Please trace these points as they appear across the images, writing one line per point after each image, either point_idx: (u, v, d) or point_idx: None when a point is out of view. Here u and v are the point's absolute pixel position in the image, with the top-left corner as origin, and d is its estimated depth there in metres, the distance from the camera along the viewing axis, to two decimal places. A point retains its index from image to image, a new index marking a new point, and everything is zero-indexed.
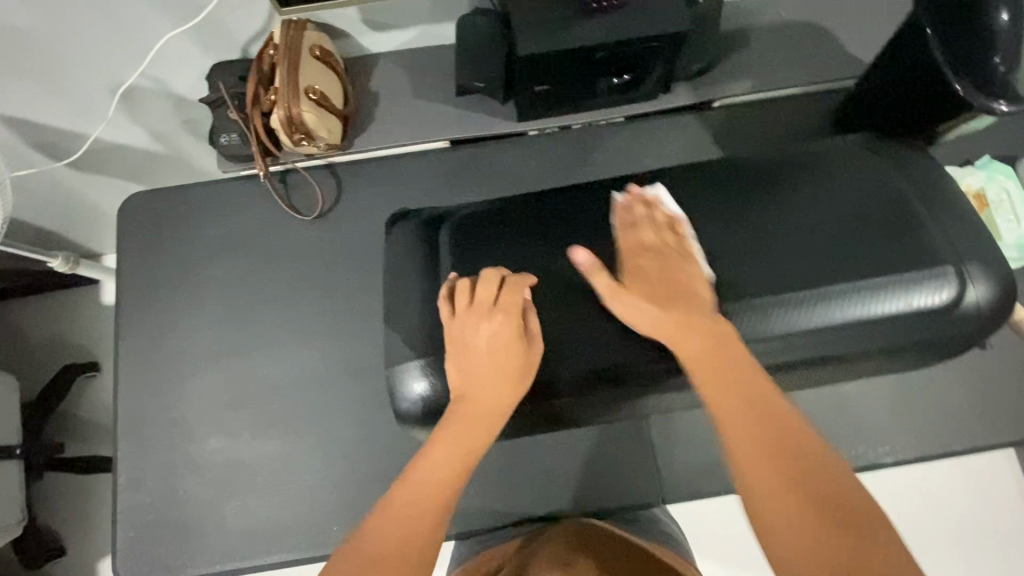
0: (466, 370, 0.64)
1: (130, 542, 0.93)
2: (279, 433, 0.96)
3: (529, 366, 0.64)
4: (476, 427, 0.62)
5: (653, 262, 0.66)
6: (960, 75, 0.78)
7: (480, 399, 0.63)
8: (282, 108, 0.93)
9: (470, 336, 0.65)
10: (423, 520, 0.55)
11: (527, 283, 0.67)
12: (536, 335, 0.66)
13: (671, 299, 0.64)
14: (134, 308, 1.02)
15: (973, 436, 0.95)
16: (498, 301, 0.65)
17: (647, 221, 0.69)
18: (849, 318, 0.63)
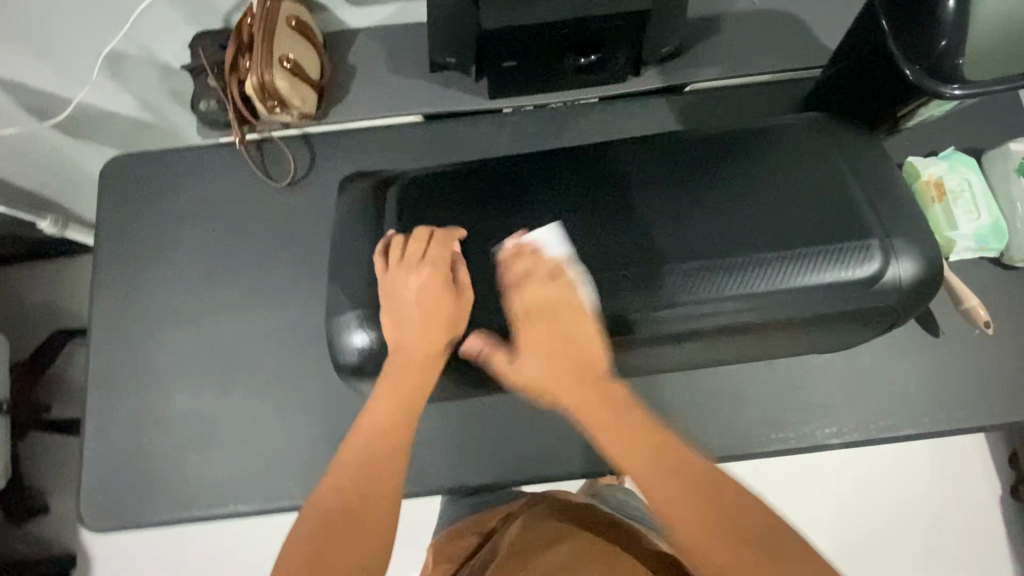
0: (400, 324, 0.67)
1: (95, 487, 0.97)
2: (242, 390, 0.99)
3: (460, 316, 0.67)
4: (415, 376, 0.65)
5: (545, 324, 0.65)
6: (911, 62, 0.80)
7: (413, 349, 0.66)
8: (255, 76, 0.95)
9: (401, 291, 0.67)
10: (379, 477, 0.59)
11: (455, 237, 0.68)
12: (466, 286, 0.68)
13: (561, 357, 0.64)
14: (110, 266, 1.06)
15: (921, 422, 0.96)
16: (426, 254, 0.67)
17: (528, 276, 0.66)
18: (773, 287, 0.65)
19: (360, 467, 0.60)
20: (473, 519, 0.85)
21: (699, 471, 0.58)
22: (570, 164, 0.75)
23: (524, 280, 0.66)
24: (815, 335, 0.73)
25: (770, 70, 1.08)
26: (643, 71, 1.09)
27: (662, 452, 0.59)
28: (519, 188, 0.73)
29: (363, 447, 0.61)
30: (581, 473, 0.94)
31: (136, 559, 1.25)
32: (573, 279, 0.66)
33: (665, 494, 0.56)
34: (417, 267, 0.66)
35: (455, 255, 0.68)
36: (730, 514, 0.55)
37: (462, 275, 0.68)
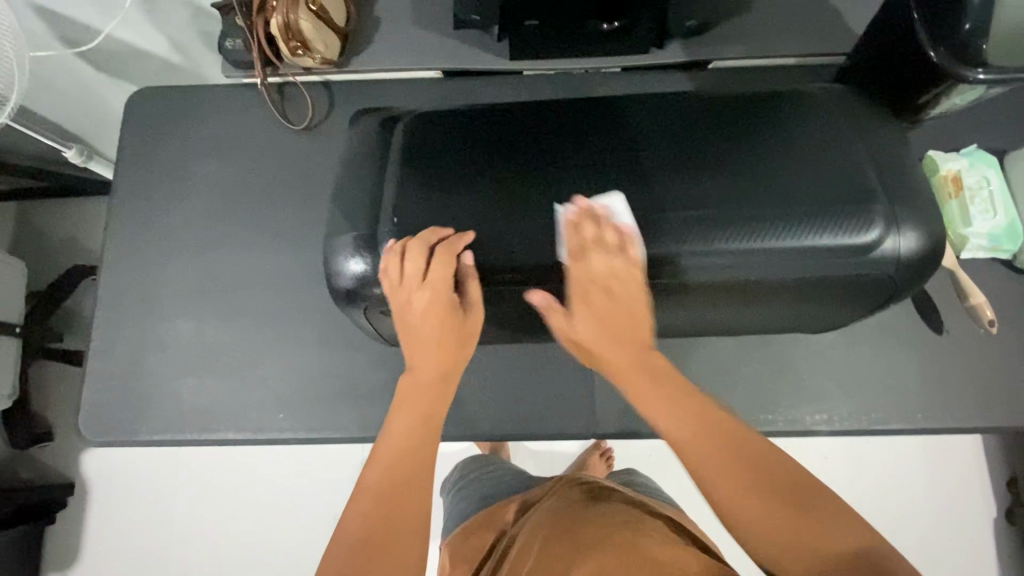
0: (412, 338, 0.70)
1: (94, 402, 1.00)
2: (241, 323, 1.01)
3: (471, 332, 0.71)
4: (429, 395, 0.69)
5: (602, 296, 0.67)
6: (935, 44, 0.79)
7: (427, 366, 0.70)
8: (280, 14, 0.97)
9: (407, 308, 0.69)
10: (401, 494, 0.62)
11: (456, 252, 0.66)
12: (473, 303, 0.70)
13: (607, 319, 0.68)
14: (128, 193, 1.09)
15: (914, 419, 0.95)
16: (428, 275, 0.67)
17: (596, 243, 0.66)
18: (765, 245, 0.65)
19: (385, 484, 0.62)
20: (483, 516, 0.85)
21: (767, 452, 0.61)
22: (577, 116, 0.75)
23: (589, 249, 0.67)
24: (807, 302, 0.73)
25: (795, 53, 1.07)
26: (667, 44, 1.08)
27: (719, 428, 0.62)
28: (526, 135, 0.73)
29: (384, 465, 0.64)
30: (565, 433, 0.94)
31: (131, 485, 1.29)
32: (638, 253, 0.67)
33: (712, 463, 0.60)
34: (420, 289, 0.67)
35: (466, 270, 0.68)
36: (791, 488, 0.58)
37: (469, 292, 0.69)
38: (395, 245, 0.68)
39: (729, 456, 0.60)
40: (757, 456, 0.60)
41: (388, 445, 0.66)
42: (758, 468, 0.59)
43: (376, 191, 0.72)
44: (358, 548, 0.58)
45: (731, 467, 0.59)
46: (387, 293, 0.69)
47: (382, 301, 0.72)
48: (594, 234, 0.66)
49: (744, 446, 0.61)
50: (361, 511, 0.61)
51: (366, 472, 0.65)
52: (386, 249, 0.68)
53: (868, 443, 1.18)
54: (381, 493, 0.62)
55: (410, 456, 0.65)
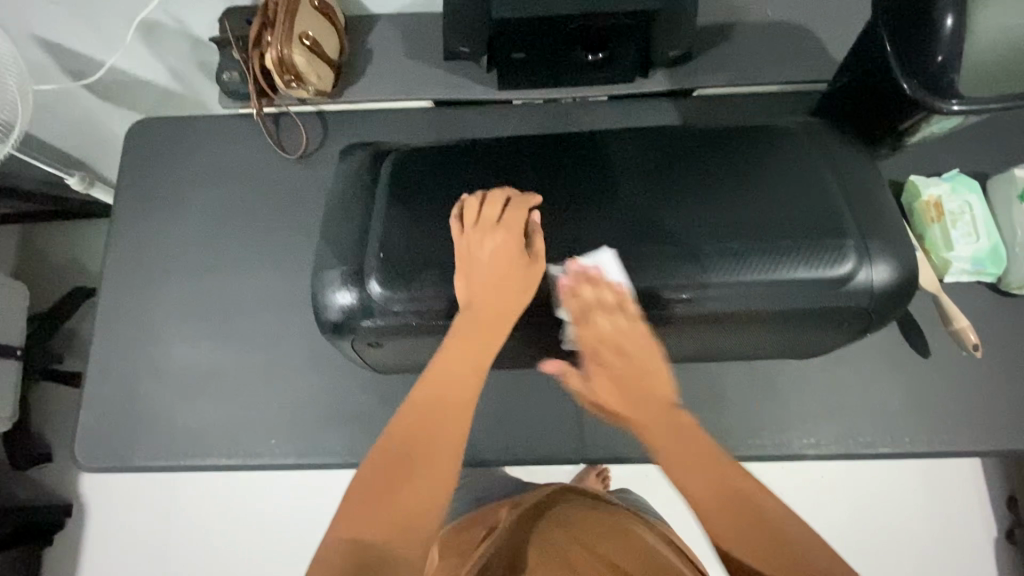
0: (472, 281, 0.67)
1: (88, 428, 1.01)
2: (235, 349, 1.03)
3: (533, 279, 0.68)
4: (485, 332, 0.65)
5: (614, 355, 0.69)
6: (909, 75, 0.80)
7: (489, 305, 0.66)
8: (274, 49, 1.00)
9: (476, 251, 0.67)
10: (442, 425, 0.59)
11: (531, 203, 0.70)
12: (539, 253, 0.69)
13: (628, 384, 0.67)
14: (126, 221, 1.11)
15: (902, 442, 0.95)
16: (503, 217, 0.68)
17: (597, 305, 0.68)
18: (742, 277, 0.66)
19: (423, 413, 0.60)
20: (471, 518, 0.83)
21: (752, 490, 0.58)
22: (560, 151, 0.77)
23: (593, 311, 0.68)
24: (786, 333, 0.74)
25: (777, 80, 1.10)
26: (652, 73, 1.10)
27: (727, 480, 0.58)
28: (510, 170, 0.76)
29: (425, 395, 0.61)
30: (553, 458, 0.95)
31: (129, 507, 1.29)
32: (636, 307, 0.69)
33: (687, 479, 0.59)
34: (496, 229, 0.67)
35: (532, 226, 0.70)
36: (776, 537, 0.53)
37: (537, 242, 0.69)
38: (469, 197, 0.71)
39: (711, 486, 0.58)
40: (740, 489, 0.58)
41: (433, 374, 0.63)
42: (734, 495, 0.57)
43: (363, 224, 0.73)
44: (393, 469, 0.56)
45: (724, 500, 0.57)
46: (453, 240, 0.69)
47: (369, 334, 0.72)
48: (593, 298, 0.67)
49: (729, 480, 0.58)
50: (399, 432, 0.59)
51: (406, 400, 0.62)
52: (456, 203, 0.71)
53: (863, 467, 1.18)
54: (423, 418, 0.59)
55: (459, 390, 0.62)
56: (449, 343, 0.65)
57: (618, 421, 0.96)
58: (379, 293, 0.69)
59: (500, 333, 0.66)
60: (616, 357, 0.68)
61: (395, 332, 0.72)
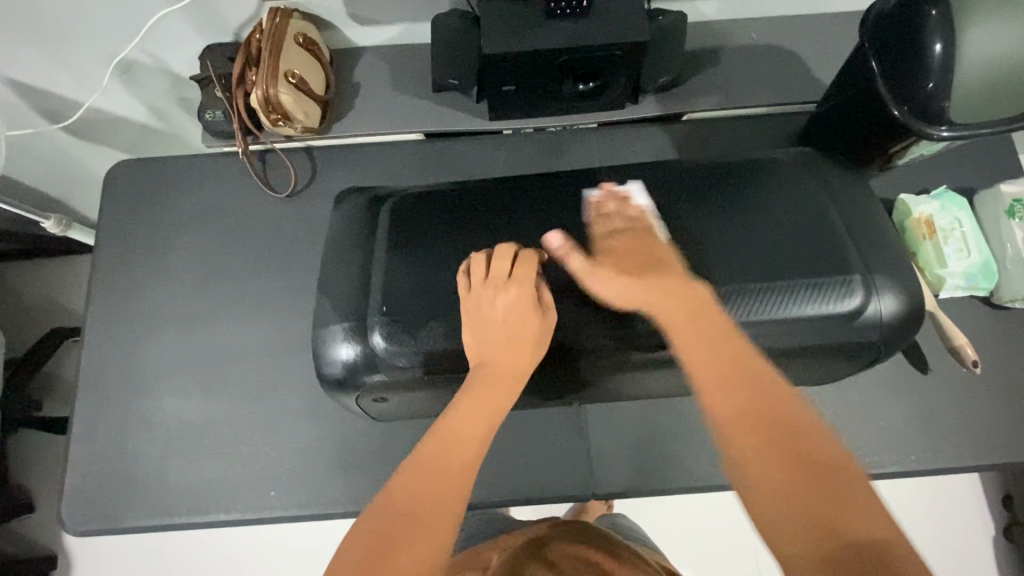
0: (482, 339, 0.66)
1: (77, 489, 0.97)
2: (229, 397, 1.00)
3: (544, 335, 0.67)
4: (497, 387, 0.63)
5: (624, 246, 0.68)
6: (898, 101, 0.82)
7: (500, 362, 0.65)
8: (260, 89, 0.98)
9: (487, 308, 0.66)
10: (446, 477, 0.56)
11: (539, 258, 0.69)
12: (550, 305, 0.68)
13: (641, 270, 0.65)
14: (109, 267, 1.07)
15: (907, 460, 0.96)
16: (513, 275, 0.67)
17: (619, 214, 0.71)
18: (757, 316, 0.66)
19: (428, 464, 0.57)
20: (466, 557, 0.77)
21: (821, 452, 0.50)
22: (561, 193, 0.77)
23: (612, 216, 0.72)
24: (796, 369, 0.74)
25: (764, 103, 1.11)
26: (641, 99, 1.11)
27: (757, 386, 0.55)
28: (512, 215, 0.75)
29: (435, 446, 0.59)
30: (564, 495, 0.94)
31: (119, 561, 1.24)
32: (652, 219, 0.71)
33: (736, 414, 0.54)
34: (507, 286, 0.66)
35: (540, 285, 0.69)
36: (825, 469, 0.49)
37: (546, 295, 0.68)
38: (476, 254, 0.70)
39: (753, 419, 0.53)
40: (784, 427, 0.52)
41: (445, 426, 0.60)
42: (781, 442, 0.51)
43: (365, 273, 0.71)
44: (394, 524, 0.53)
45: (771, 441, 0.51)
46: (459, 299, 0.67)
47: (373, 388, 0.70)
48: (618, 211, 0.72)
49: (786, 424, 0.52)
50: (405, 482, 0.56)
51: (415, 450, 0.60)
52: (463, 260, 0.70)
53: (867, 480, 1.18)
54: (427, 471, 0.57)
55: (466, 445, 0.59)
56: (460, 398, 0.63)
57: (625, 454, 0.95)
58: (383, 345, 0.67)
59: (513, 391, 0.64)
60: (625, 247, 0.68)
61: (400, 385, 0.70)
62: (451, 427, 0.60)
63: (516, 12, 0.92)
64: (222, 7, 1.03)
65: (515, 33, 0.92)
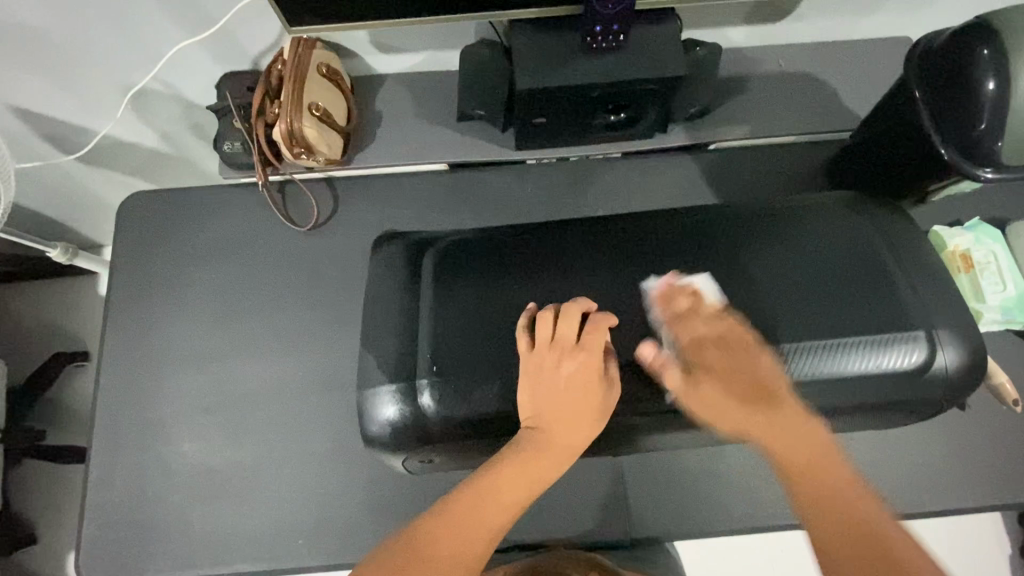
0: (540, 407, 0.62)
1: (95, 539, 0.93)
2: (252, 441, 0.97)
3: (605, 407, 0.63)
4: (548, 462, 0.60)
5: (715, 353, 0.63)
6: (946, 140, 0.80)
7: (559, 434, 0.61)
8: (283, 122, 0.95)
9: (550, 373, 0.63)
10: (472, 538, 0.53)
11: (611, 323, 0.66)
12: (614, 376, 0.65)
13: (739, 379, 0.61)
14: (124, 305, 1.04)
15: (948, 499, 0.94)
16: (581, 339, 0.64)
17: (692, 309, 0.67)
18: (819, 375, 0.65)
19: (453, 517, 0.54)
20: None
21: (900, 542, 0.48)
22: (607, 242, 0.75)
23: (691, 312, 0.66)
24: (852, 423, 0.72)
25: (795, 132, 1.09)
26: (670, 128, 1.09)
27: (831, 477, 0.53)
28: (561, 266, 0.73)
29: (466, 502, 0.55)
30: (601, 540, 0.91)
31: None
32: (739, 316, 0.66)
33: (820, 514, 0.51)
34: (575, 353, 0.63)
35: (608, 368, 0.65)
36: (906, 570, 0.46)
37: (612, 366, 0.65)
38: (537, 309, 0.68)
39: (838, 517, 0.50)
40: (865, 525, 0.49)
41: (481, 482, 0.57)
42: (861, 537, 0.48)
43: (409, 328, 0.69)
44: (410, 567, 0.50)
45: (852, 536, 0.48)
46: (520, 358, 0.65)
47: (418, 450, 0.67)
48: (689, 305, 0.67)
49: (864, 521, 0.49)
50: (430, 525, 0.54)
51: (449, 496, 0.57)
52: (522, 314, 0.67)
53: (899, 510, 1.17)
54: (456, 520, 0.54)
55: (499, 510, 0.56)
56: (504, 458, 0.60)
57: (663, 497, 0.93)
58: (431, 407, 0.65)
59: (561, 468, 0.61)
60: (718, 355, 0.63)
61: (446, 447, 0.67)
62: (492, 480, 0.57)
63: (548, 44, 0.90)
64: (240, 35, 0.99)
65: (548, 67, 0.90)
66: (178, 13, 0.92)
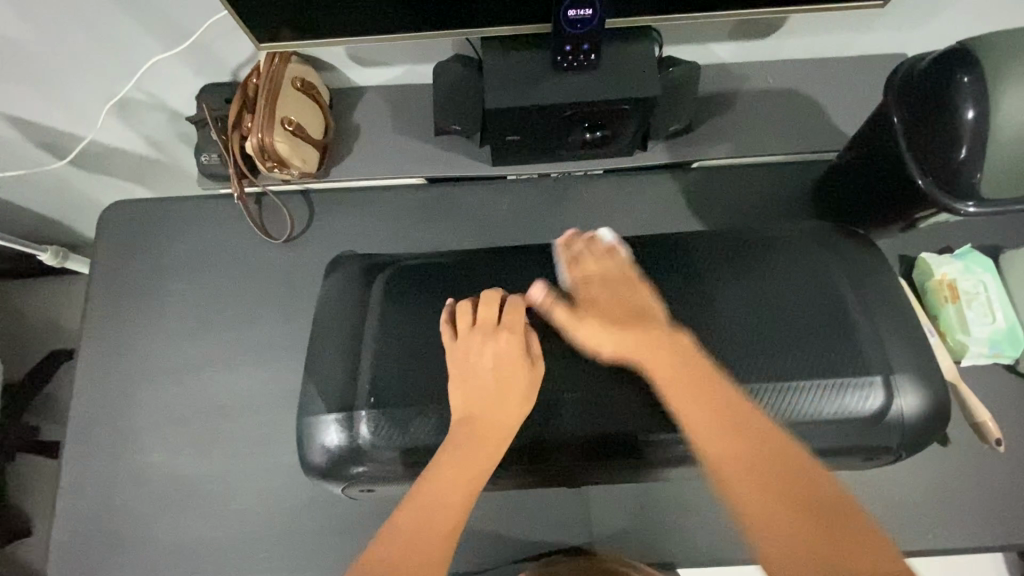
0: (470, 393, 0.68)
1: (65, 544, 0.95)
2: (219, 453, 0.97)
3: (534, 384, 0.69)
4: (481, 449, 0.65)
5: (601, 291, 0.74)
6: (923, 170, 0.77)
7: (489, 419, 0.66)
8: (255, 136, 0.94)
9: (475, 355, 0.69)
10: (433, 538, 0.60)
11: (527, 304, 0.73)
12: (538, 357, 0.71)
13: (620, 312, 0.71)
14: (101, 313, 1.05)
15: (926, 537, 0.91)
16: (502, 321, 0.72)
17: (586, 252, 0.78)
18: (779, 417, 0.68)
19: (414, 536, 0.60)
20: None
21: (798, 465, 0.61)
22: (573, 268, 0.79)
23: (582, 255, 0.77)
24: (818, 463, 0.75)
25: (781, 152, 1.06)
26: (651, 146, 1.06)
27: (728, 405, 0.64)
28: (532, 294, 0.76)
29: (415, 513, 0.62)
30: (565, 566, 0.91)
31: None
32: (626, 257, 0.77)
33: (717, 439, 0.63)
34: (496, 333, 0.71)
35: (533, 354, 0.71)
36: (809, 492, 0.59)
37: (535, 346, 0.71)
38: (456, 303, 0.74)
39: (736, 450, 0.62)
40: (765, 447, 0.62)
41: (423, 491, 0.63)
42: (762, 456, 0.61)
43: (353, 359, 0.72)
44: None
45: (754, 466, 0.61)
46: (446, 347, 0.71)
47: (356, 477, 0.71)
48: (585, 250, 0.78)
49: (760, 441, 0.62)
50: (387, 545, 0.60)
51: (396, 514, 0.63)
52: (444, 309, 0.74)
53: None
54: (413, 536, 0.60)
55: (447, 510, 0.62)
56: (441, 460, 0.65)
57: (627, 524, 0.94)
58: (367, 439, 0.69)
59: (498, 448, 0.66)
60: (603, 293, 0.74)
61: (381, 476, 0.71)
62: (432, 491, 0.63)
63: (519, 63, 0.89)
64: (216, 47, 0.99)
65: (520, 86, 0.88)
66: (153, 27, 0.93)
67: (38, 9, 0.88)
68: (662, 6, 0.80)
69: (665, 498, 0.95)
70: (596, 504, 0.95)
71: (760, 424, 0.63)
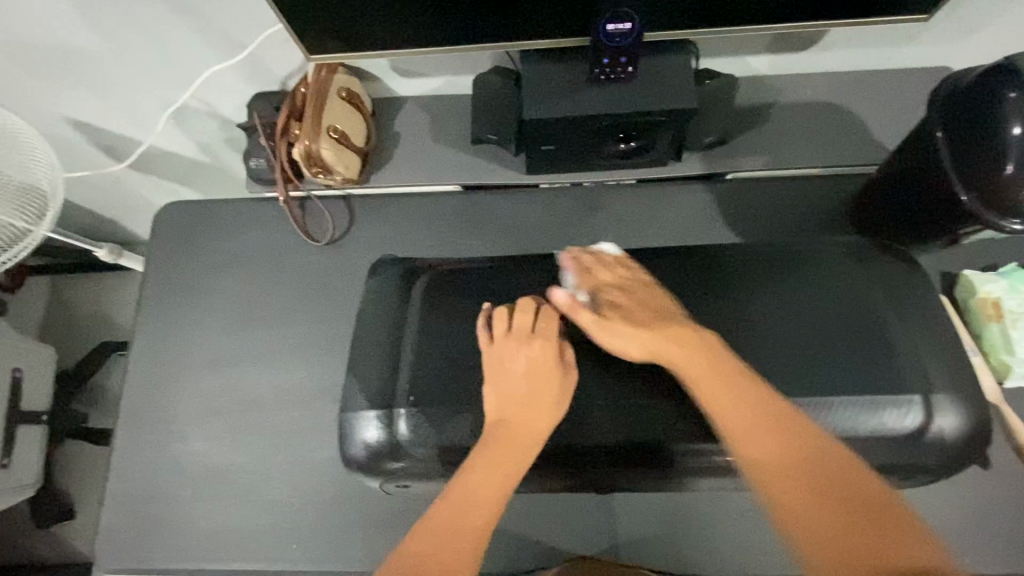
0: (503, 395, 0.70)
1: (113, 525, 1.00)
2: (258, 446, 1.01)
3: (565, 391, 0.70)
4: (511, 450, 0.66)
5: (619, 295, 0.74)
6: (967, 186, 0.77)
7: (520, 421, 0.68)
8: (303, 143, 0.98)
9: (510, 358, 0.71)
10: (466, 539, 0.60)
11: (560, 311, 0.74)
12: (571, 363, 0.72)
13: (649, 314, 0.72)
14: (153, 308, 1.11)
15: (963, 563, 0.88)
16: (536, 326, 0.73)
17: (599, 265, 0.78)
18: None
19: (448, 533, 0.60)
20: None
21: (845, 465, 0.59)
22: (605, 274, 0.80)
23: (591, 266, 0.78)
24: None
25: (818, 165, 1.05)
26: (685, 157, 1.06)
27: (753, 396, 0.63)
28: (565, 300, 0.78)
29: (449, 510, 0.62)
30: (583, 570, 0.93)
31: None
32: (636, 266, 0.78)
33: (748, 432, 0.62)
34: (530, 339, 0.72)
35: (566, 359, 0.72)
36: (863, 498, 0.57)
37: (569, 353, 0.72)
38: (493, 306, 0.76)
39: (775, 435, 0.61)
40: (807, 451, 0.60)
41: (455, 489, 0.64)
42: (800, 456, 0.60)
43: (392, 359, 0.75)
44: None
45: (787, 455, 0.60)
46: (481, 349, 0.73)
47: (393, 472, 0.74)
48: (597, 261, 0.79)
49: (801, 442, 0.60)
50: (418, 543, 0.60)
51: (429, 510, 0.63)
52: (481, 312, 0.76)
53: None
54: (446, 530, 0.61)
55: (477, 509, 0.62)
56: (472, 461, 0.66)
57: (651, 533, 0.94)
58: (405, 435, 0.72)
59: (528, 452, 0.67)
60: (623, 298, 0.74)
61: (416, 472, 0.74)
62: (466, 492, 0.63)
63: (557, 75, 0.91)
64: (268, 58, 1.04)
65: (559, 97, 0.90)
66: (212, 39, 0.99)
67: (112, 22, 0.95)
68: (703, 19, 0.81)
69: (691, 510, 0.95)
70: (620, 513, 0.95)
71: (796, 422, 0.62)
